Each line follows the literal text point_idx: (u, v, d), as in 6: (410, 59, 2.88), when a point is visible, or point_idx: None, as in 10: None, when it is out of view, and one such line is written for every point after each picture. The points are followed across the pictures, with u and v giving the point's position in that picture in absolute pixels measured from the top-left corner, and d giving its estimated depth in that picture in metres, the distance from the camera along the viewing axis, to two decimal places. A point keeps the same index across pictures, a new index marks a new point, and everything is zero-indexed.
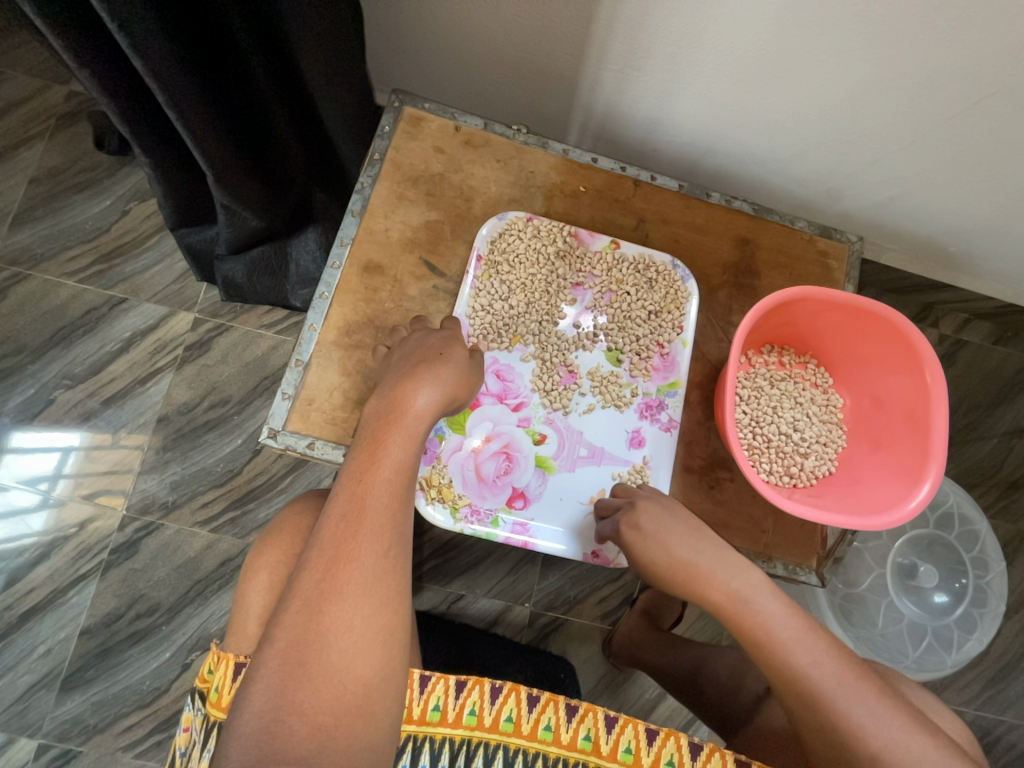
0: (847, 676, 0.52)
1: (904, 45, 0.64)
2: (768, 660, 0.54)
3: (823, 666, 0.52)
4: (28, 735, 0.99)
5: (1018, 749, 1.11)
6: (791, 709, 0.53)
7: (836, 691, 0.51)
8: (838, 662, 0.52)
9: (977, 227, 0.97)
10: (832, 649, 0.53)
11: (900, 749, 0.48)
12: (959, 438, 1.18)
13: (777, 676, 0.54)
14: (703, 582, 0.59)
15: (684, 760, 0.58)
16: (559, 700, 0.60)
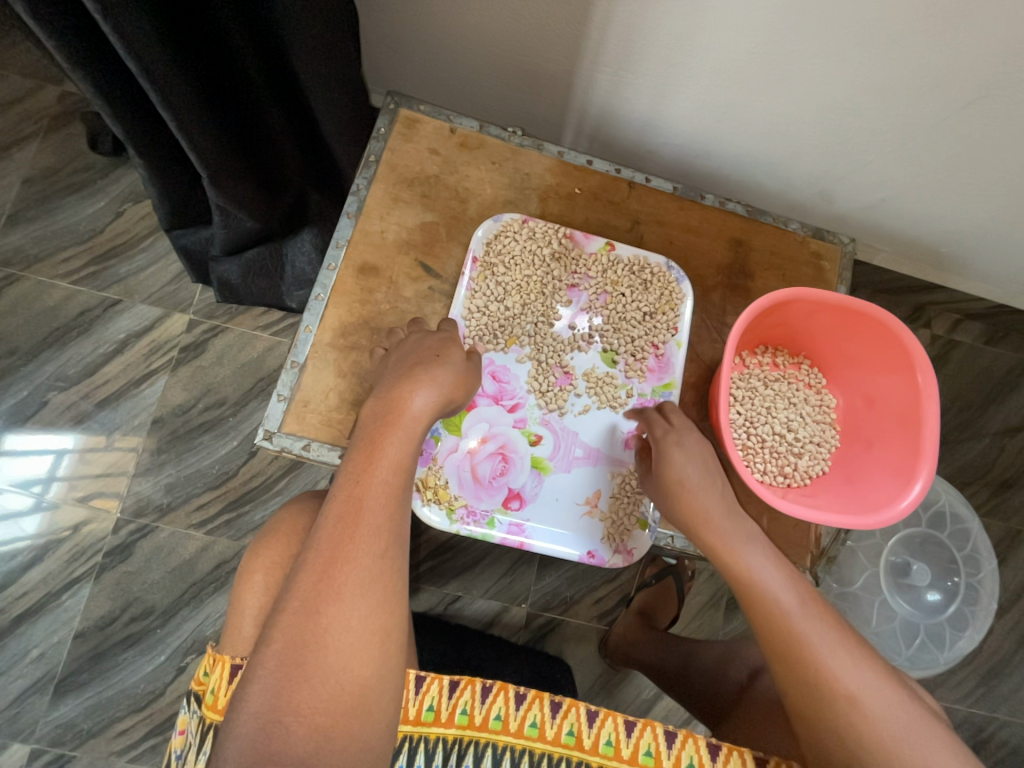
0: (828, 625, 0.56)
1: (895, 48, 0.64)
2: (755, 603, 0.58)
3: (807, 612, 0.57)
4: (20, 740, 0.99)
5: (1010, 746, 1.11)
6: (771, 653, 0.56)
7: (818, 634, 0.55)
8: (820, 613, 0.57)
9: (968, 228, 0.97)
10: (814, 602, 0.58)
11: (874, 695, 0.52)
12: (951, 438, 1.19)
13: (762, 618, 0.58)
14: (717, 515, 0.63)
15: (661, 750, 0.59)
16: (544, 696, 0.61)
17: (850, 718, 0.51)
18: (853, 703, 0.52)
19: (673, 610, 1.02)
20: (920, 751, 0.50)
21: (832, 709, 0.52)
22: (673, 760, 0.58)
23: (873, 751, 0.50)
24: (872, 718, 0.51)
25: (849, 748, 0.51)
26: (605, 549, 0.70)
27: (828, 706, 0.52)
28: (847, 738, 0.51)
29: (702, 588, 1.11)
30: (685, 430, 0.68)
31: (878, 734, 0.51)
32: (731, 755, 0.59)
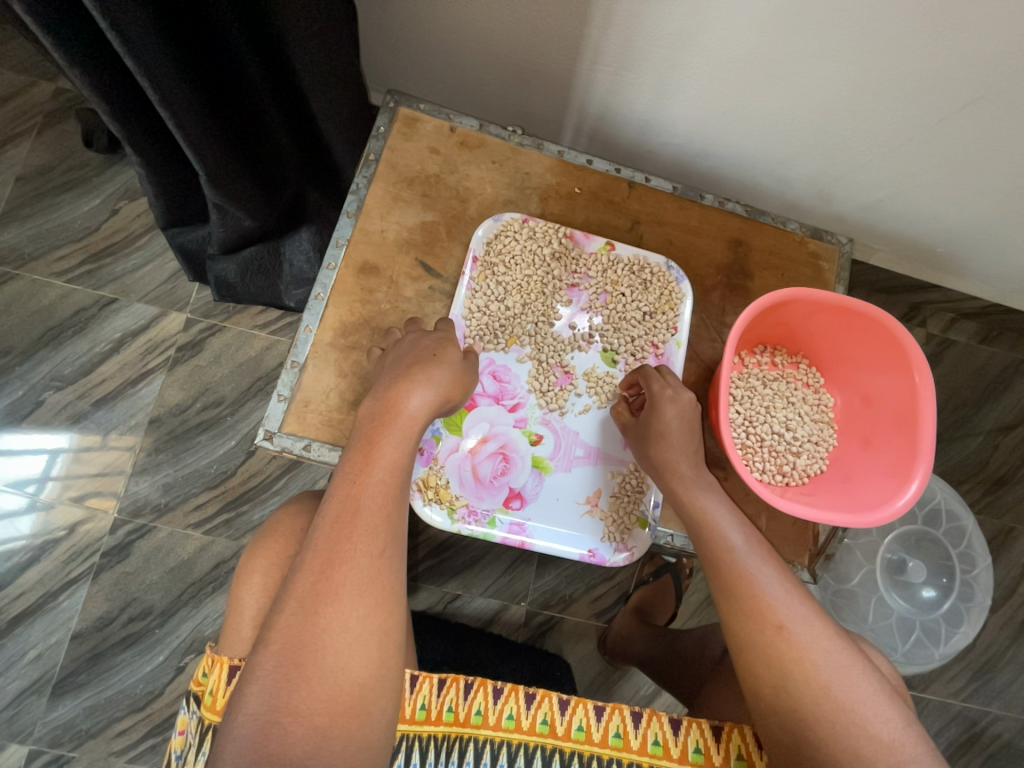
0: (770, 564, 0.58)
1: (893, 49, 0.65)
2: (705, 539, 0.61)
3: (753, 549, 0.59)
4: (18, 741, 0.98)
5: (1003, 739, 1.13)
6: (714, 586, 0.59)
7: (759, 570, 0.58)
8: (766, 554, 0.59)
9: (963, 229, 0.98)
10: (762, 544, 0.61)
11: (803, 625, 0.54)
12: (946, 435, 1.20)
13: (710, 553, 0.60)
14: (684, 465, 0.65)
15: (629, 730, 0.60)
16: (518, 688, 0.61)
17: (775, 640, 0.53)
18: (782, 631, 0.54)
19: (672, 606, 1.03)
20: (841, 679, 0.51)
21: (762, 636, 0.54)
22: (640, 740, 0.60)
23: (795, 674, 0.52)
24: (798, 645, 0.53)
25: (775, 672, 0.53)
26: (606, 548, 0.70)
27: (758, 633, 0.54)
28: (771, 662, 0.53)
29: (700, 585, 1.11)
30: (679, 388, 0.68)
31: (802, 659, 0.52)
32: (691, 728, 0.60)
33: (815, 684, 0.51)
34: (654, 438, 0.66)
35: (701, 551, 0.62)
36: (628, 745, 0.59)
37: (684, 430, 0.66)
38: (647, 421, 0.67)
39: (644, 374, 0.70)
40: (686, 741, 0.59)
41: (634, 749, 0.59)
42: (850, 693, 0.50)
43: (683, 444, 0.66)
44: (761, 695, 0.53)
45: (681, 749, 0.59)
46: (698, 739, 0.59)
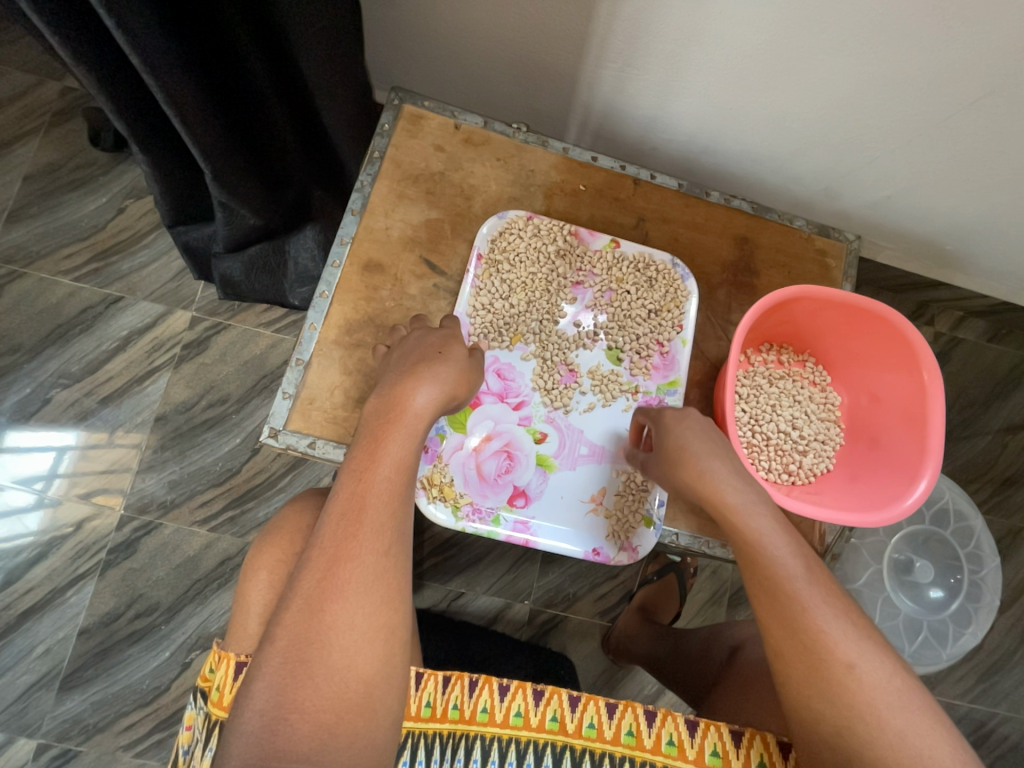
0: (833, 594, 0.53)
1: (904, 44, 0.64)
2: (761, 565, 0.55)
3: (815, 577, 0.54)
4: (26, 735, 0.99)
5: (1010, 740, 1.12)
6: (768, 614, 0.54)
7: (820, 599, 0.52)
8: (828, 581, 0.54)
9: (973, 227, 0.97)
10: (822, 568, 0.55)
11: (874, 664, 0.49)
12: (954, 435, 1.19)
13: (762, 577, 0.55)
14: (719, 484, 0.60)
15: (641, 729, 0.60)
16: (526, 686, 0.61)
17: (845, 682, 0.49)
18: (853, 672, 0.49)
19: (675, 607, 1.03)
20: (916, 724, 0.47)
21: (828, 675, 0.50)
22: (653, 739, 0.59)
23: (865, 718, 0.48)
24: (869, 687, 0.49)
25: (841, 714, 0.49)
26: (610, 546, 0.70)
27: (825, 674, 0.50)
28: (837, 703, 0.49)
29: (704, 584, 1.11)
30: (682, 417, 0.67)
31: (873, 702, 0.48)
32: (708, 730, 0.59)
33: (888, 729, 0.47)
34: (678, 461, 0.64)
35: (750, 572, 0.56)
36: (640, 743, 0.59)
37: (705, 449, 0.63)
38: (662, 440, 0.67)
39: (649, 414, 0.70)
40: (703, 743, 0.59)
41: (647, 747, 0.59)
42: (925, 738, 0.47)
43: (713, 461, 0.62)
44: (819, 731, 0.50)
45: (696, 751, 0.58)
46: (715, 742, 0.59)
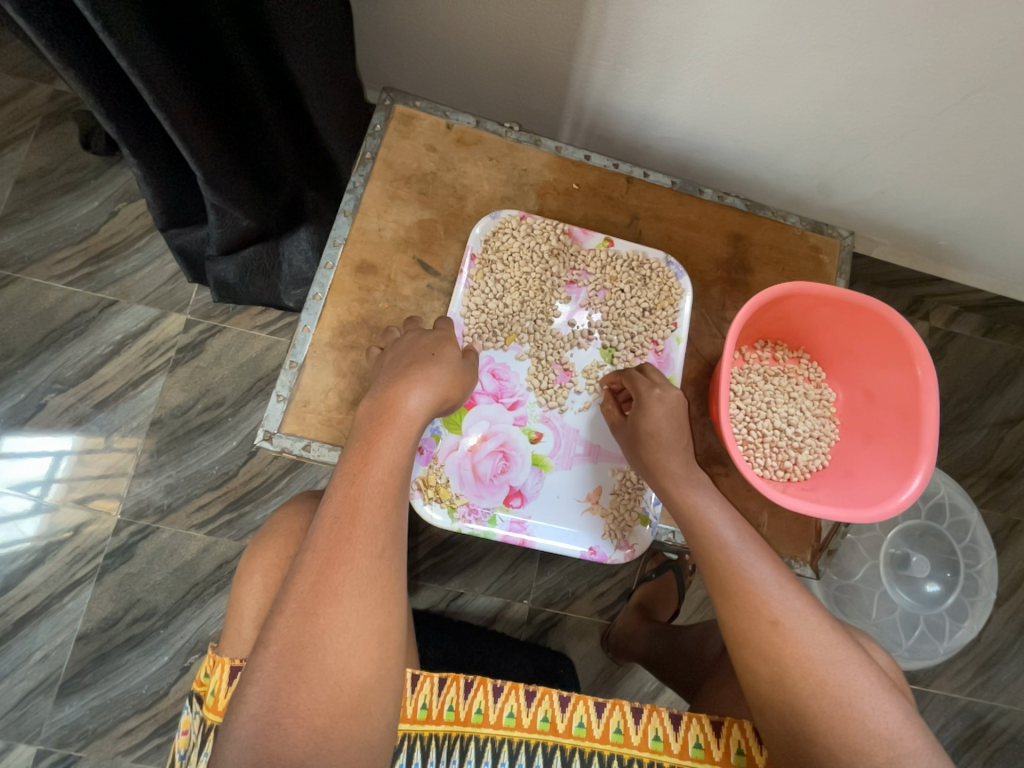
0: (768, 561, 0.58)
1: (893, 40, 0.64)
2: (699, 537, 0.61)
3: (747, 545, 0.59)
4: (25, 741, 0.99)
5: (1009, 733, 1.12)
6: (710, 582, 0.58)
7: (755, 564, 0.57)
8: (765, 552, 0.59)
9: (966, 221, 0.97)
10: (756, 539, 0.60)
11: (799, 618, 0.53)
12: (950, 429, 1.20)
13: (703, 548, 0.60)
14: (675, 467, 0.64)
15: (629, 726, 0.60)
16: (518, 687, 0.61)
17: (771, 636, 0.53)
18: (777, 626, 0.53)
19: (673, 605, 1.03)
20: (839, 674, 0.51)
21: (758, 632, 0.53)
22: (640, 735, 0.59)
23: (792, 670, 0.51)
24: (794, 641, 0.52)
25: (771, 667, 0.52)
26: (607, 545, 0.70)
27: (754, 630, 0.54)
28: (766, 657, 0.53)
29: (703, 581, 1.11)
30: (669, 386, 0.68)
31: (798, 654, 0.52)
32: (691, 723, 0.59)
33: (810, 678, 0.51)
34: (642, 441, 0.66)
35: (694, 547, 0.62)
36: (628, 741, 0.59)
37: (671, 430, 0.65)
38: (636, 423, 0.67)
39: (631, 377, 0.69)
40: (686, 735, 0.59)
41: (635, 744, 0.59)
42: (848, 687, 0.50)
43: (674, 443, 0.65)
44: (759, 689, 0.53)
45: (680, 744, 0.59)
46: (698, 735, 0.59)
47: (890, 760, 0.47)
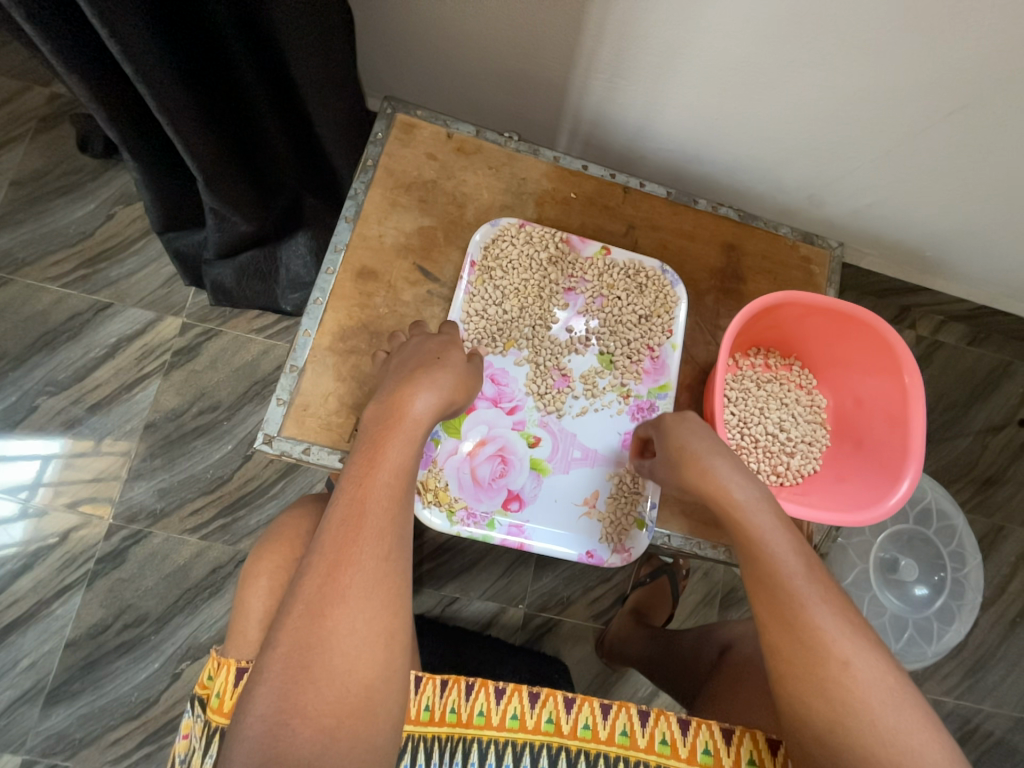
0: (838, 599, 0.53)
1: (881, 58, 0.66)
2: (762, 565, 0.55)
3: (816, 579, 0.54)
4: (11, 751, 0.98)
5: (996, 735, 1.14)
6: (768, 612, 0.54)
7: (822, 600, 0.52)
8: (836, 591, 0.53)
9: (951, 233, 1.00)
10: (822, 571, 0.55)
11: (866, 660, 0.50)
12: (937, 436, 1.22)
13: (764, 577, 0.55)
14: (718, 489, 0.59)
15: (635, 729, 0.60)
16: (522, 688, 0.62)
17: (840, 677, 0.50)
18: (847, 668, 0.50)
19: (668, 609, 1.04)
20: (907, 723, 0.48)
21: (823, 671, 0.50)
22: (647, 738, 0.60)
23: (857, 713, 0.48)
24: (862, 684, 0.49)
25: (832, 707, 0.49)
26: (603, 549, 0.71)
27: (820, 670, 0.50)
28: (832, 697, 0.49)
29: (697, 586, 1.12)
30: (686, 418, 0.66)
31: (865, 699, 0.49)
32: (700, 729, 0.60)
33: (877, 724, 0.48)
34: (682, 461, 0.62)
35: (753, 574, 0.57)
36: (634, 744, 0.60)
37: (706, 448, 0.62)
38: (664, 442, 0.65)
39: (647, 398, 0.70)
40: (695, 741, 0.59)
41: (641, 747, 0.60)
42: (915, 739, 0.47)
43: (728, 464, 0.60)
44: (811, 724, 0.50)
45: (688, 749, 0.59)
46: (707, 741, 0.59)
47: None
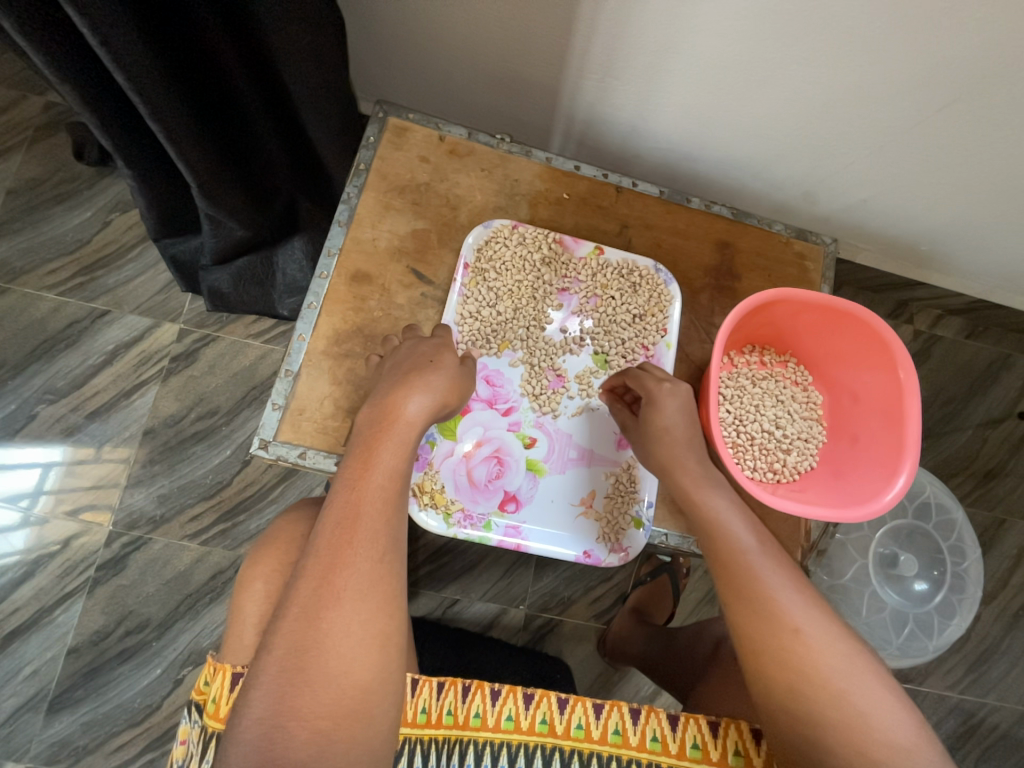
0: (786, 572, 0.58)
1: (872, 52, 0.66)
2: (719, 543, 0.61)
3: (766, 553, 0.59)
4: (15, 759, 0.98)
5: (1000, 729, 1.14)
6: (725, 588, 0.59)
7: (773, 572, 0.58)
8: (786, 565, 0.59)
9: (947, 227, 1.00)
10: (774, 548, 0.60)
11: (817, 627, 0.54)
12: (936, 430, 1.22)
13: (721, 554, 0.60)
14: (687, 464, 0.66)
15: (627, 727, 0.61)
16: (517, 689, 0.62)
17: (792, 644, 0.53)
18: (799, 634, 0.53)
19: (669, 608, 1.04)
20: (856, 685, 0.51)
21: (777, 639, 0.54)
22: (638, 735, 0.60)
23: (810, 676, 0.52)
24: (813, 650, 0.52)
25: (788, 673, 0.52)
26: (601, 548, 0.71)
27: (774, 638, 0.54)
28: (785, 663, 0.53)
29: (698, 584, 1.12)
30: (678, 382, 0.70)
31: (817, 663, 0.52)
32: (688, 724, 0.60)
33: (828, 687, 0.51)
34: (657, 433, 0.67)
35: (712, 553, 0.62)
36: (626, 741, 0.60)
37: (681, 426, 0.67)
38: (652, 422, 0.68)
39: (637, 376, 0.70)
40: (684, 736, 0.60)
41: (632, 745, 0.60)
42: (866, 698, 0.50)
43: (686, 441, 0.67)
44: (769, 692, 0.53)
45: (678, 745, 0.60)
46: (695, 735, 0.60)
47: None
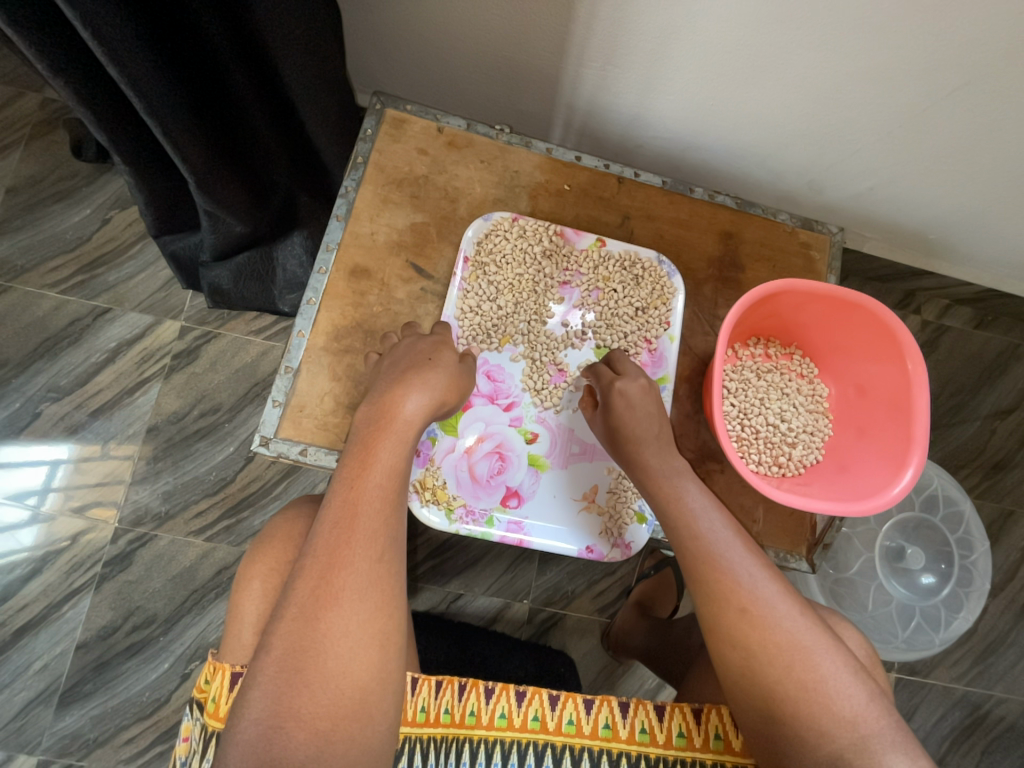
0: (747, 549, 0.58)
1: (879, 39, 0.64)
2: (673, 527, 0.61)
3: (718, 532, 0.59)
4: (26, 752, 0.99)
5: (1007, 721, 1.13)
6: (684, 572, 0.59)
7: (730, 549, 0.58)
8: (744, 540, 0.59)
9: (955, 216, 0.98)
10: (729, 523, 0.60)
11: (766, 605, 0.54)
12: (944, 422, 1.20)
13: (676, 539, 0.61)
14: (654, 458, 0.64)
15: (617, 721, 0.61)
16: (509, 687, 0.61)
17: (738, 624, 0.54)
18: (744, 614, 0.54)
19: (673, 602, 1.04)
20: (805, 661, 0.52)
21: (726, 619, 0.55)
22: (628, 729, 0.60)
23: (759, 656, 0.53)
24: (760, 628, 0.53)
25: (739, 653, 0.54)
26: (603, 544, 0.71)
27: (723, 619, 0.55)
28: (735, 643, 0.54)
29: None
30: (631, 378, 0.68)
31: (765, 640, 0.53)
32: (674, 713, 0.61)
33: (777, 664, 0.52)
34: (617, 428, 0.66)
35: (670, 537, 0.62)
36: (616, 735, 0.60)
37: (642, 419, 0.66)
38: (606, 420, 0.67)
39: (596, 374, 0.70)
40: (670, 725, 0.60)
41: (622, 738, 0.60)
42: (820, 675, 0.51)
43: (646, 434, 0.65)
44: (728, 671, 0.55)
45: (665, 735, 0.60)
46: (680, 723, 0.60)
47: (854, 742, 0.48)
